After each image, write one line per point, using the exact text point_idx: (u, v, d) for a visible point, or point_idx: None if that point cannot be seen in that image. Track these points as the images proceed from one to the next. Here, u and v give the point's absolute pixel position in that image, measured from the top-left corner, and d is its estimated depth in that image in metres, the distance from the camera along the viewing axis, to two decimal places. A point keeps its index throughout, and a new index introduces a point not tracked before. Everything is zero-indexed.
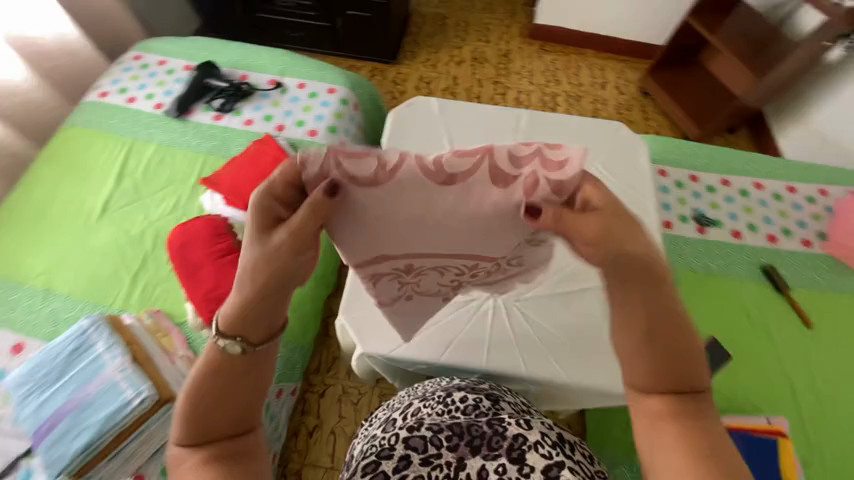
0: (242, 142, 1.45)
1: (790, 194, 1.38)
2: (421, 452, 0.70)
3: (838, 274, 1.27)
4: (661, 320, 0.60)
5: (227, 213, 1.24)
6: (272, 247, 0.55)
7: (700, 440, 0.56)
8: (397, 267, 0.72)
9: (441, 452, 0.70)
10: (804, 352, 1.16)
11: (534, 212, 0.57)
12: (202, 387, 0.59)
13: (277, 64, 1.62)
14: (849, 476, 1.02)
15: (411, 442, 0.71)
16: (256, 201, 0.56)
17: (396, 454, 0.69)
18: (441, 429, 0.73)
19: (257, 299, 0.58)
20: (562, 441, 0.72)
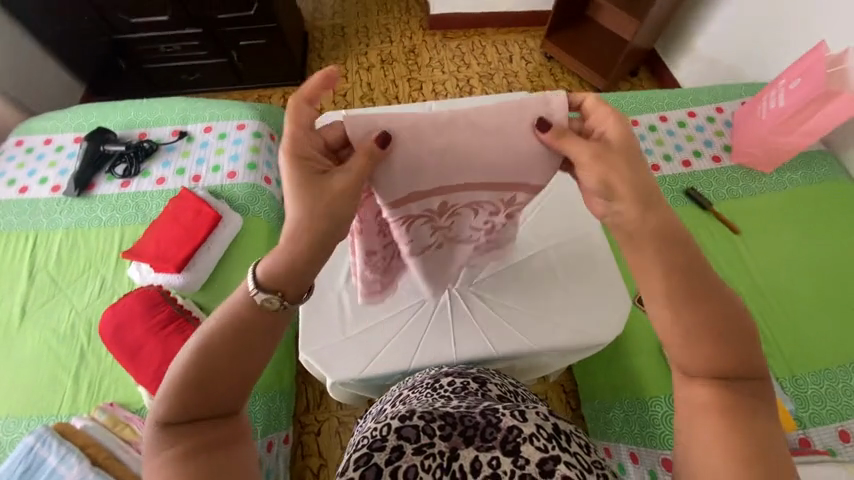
0: (159, 203, 1.36)
1: (692, 119, 1.50)
2: (414, 441, 0.64)
3: (749, 180, 1.39)
4: (680, 287, 0.55)
5: (158, 280, 1.16)
6: (331, 188, 0.58)
7: (727, 401, 0.52)
8: (431, 207, 0.73)
9: (434, 441, 0.64)
10: (738, 255, 1.27)
11: (544, 126, 0.64)
12: (212, 346, 0.53)
13: (177, 113, 1.54)
14: (804, 354, 1.12)
15: (404, 432, 0.65)
16: (301, 145, 0.59)
17: (388, 446, 0.63)
18: (435, 419, 0.67)
19: (303, 249, 0.57)
20: (558, 433, 0.66)
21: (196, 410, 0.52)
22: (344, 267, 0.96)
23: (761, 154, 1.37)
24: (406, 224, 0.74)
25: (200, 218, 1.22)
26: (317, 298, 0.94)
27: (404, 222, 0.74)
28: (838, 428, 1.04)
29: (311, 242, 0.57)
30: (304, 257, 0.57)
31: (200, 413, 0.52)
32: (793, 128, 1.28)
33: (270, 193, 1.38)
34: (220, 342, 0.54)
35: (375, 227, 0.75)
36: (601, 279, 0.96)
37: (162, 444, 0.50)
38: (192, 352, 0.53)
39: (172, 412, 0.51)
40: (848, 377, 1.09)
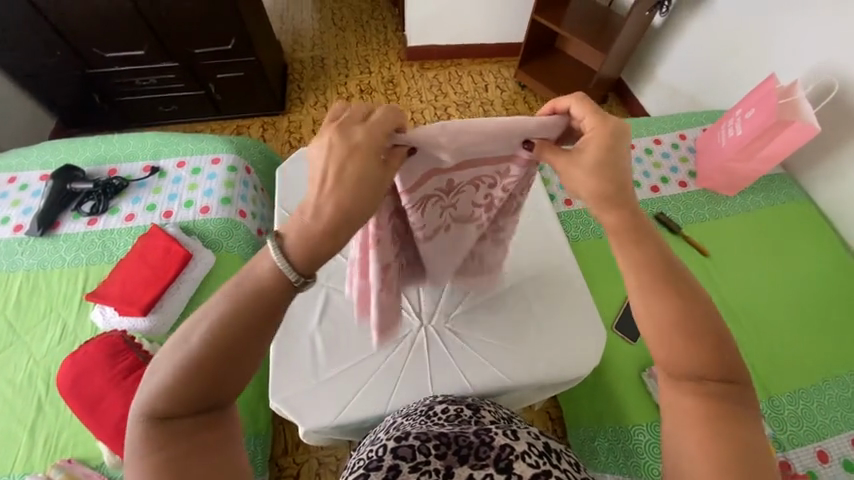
0: (127, 240, 1.32)
1: (658, 146, 1.56)
2: (410, 460, 0.62)
3: (714, 203, 1.44)
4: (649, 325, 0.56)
5: (123, 325, 1.11)
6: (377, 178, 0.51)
7: None
8: (439, 188, 0.69)
9: (430, 459, 0.62)
10: (709, 278, 1.30)
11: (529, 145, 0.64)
12: (219, 333, 0.47)
13: (149, 148, 1.51)
14: (778, 375, 1.14)
15: (400, 451, 0.63)
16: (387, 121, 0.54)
17: (385, 465, 0.61)
18: (430, 438, 0.65)
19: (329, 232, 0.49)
20: (548, 450, 0.64)
21: (183, 410, 0.47)
22: (318, 308, 0.95)
23: (723, 178, 1.42)
24: (421, 208, 0.71)
25: (169, 256, 1.19)
26: (290, 340, 0.91)
27: (417, 206, 0.70)
28: (816, 449, 1.04)
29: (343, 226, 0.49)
30: (324, 238, 0.48)
31: (185, 411, 0.47)
32: (752, 154, 1.33)
33: (245, 228, 1.35)
34: (219, 329, 0.47)
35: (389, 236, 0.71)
36: (575, 311, 0.97)
37: (147, 443, 0.46)
38: (191, 340, 0.47)
39: (162, 408, 0.46)
40: (821, 397, 1.11)
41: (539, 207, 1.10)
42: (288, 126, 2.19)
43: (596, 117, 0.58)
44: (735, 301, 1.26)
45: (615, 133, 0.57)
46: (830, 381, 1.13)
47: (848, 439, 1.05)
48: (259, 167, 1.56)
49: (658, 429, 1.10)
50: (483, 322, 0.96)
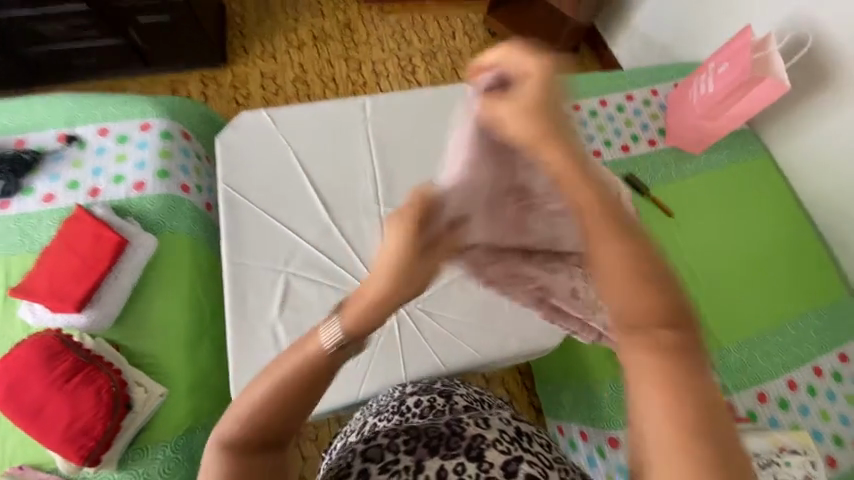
0: (50, 225, 1.15)
1: (630, 102, 1.50)
2: (378, 462, 0.61)
3: (681, 161, 1.42)
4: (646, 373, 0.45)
5: (57, 323, 1.01)
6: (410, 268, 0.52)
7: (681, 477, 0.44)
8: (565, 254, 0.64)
9: (398, 457, 0.61)
10: (671, 237, 1.32)
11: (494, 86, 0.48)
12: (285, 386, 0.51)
13: (62, 114, 1.29)
14: (728, 330, 1.21)
15: (368, 454, 0.62)
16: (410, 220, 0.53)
17: (354, 471, 0.60)
18: (398, 434, 0.64)
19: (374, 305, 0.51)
20: (519, 435, 0.65)
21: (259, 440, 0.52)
22: (277, 300, 0.86)
23: (692, 137, 1.40)
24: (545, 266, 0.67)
25: (100, 244, 1.07)
26: (251, 333, 0.84)
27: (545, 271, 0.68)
28: (758, 391, 1.14)
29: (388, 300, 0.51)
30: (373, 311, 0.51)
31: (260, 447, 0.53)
32: (719, 113, 1.33)
33: (188, 204, 1.21)
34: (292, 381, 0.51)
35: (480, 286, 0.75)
36: None
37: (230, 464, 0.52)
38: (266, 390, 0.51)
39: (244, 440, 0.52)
40: (765, 345, 1.20)
41: None
42: (233, 80, 1.93)
43: (528, 84, 0.45)
44: (696, 257, 1.30)
45: (552, 98, 0.45)
46: (774, 330, 1.22)
47: (785, 381, 1.16)
48: (200, 131, 1.37)
49: (622, 385, 1.13)
50: (455, 299, 0.93)
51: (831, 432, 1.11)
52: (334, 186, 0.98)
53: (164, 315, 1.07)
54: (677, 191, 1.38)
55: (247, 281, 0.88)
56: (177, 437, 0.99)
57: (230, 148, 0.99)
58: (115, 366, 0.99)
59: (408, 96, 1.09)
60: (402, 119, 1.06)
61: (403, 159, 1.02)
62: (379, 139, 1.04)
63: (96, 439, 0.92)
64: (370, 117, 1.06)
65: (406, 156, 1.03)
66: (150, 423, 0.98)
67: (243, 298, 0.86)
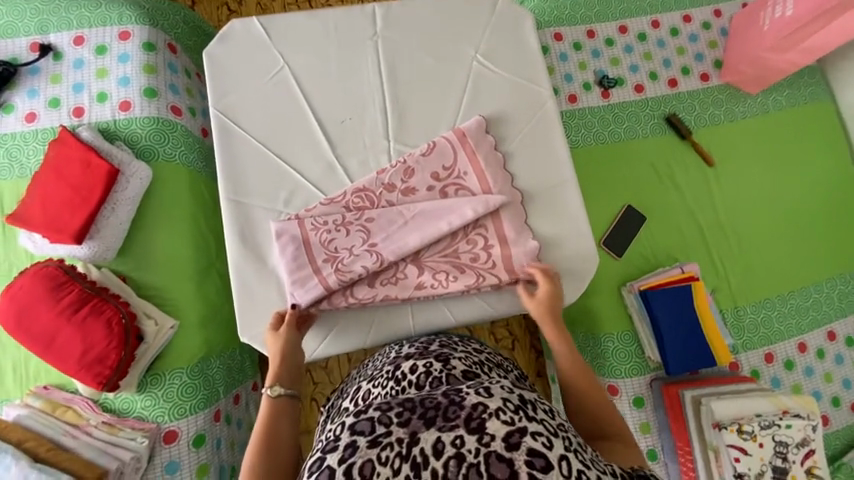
0: (37, 148, 1.07)
1: (687, 25, 1.27)
2: (368, 435, 0.55)
3: (732, 101, 1.25)
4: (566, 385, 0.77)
5: (59, 253, 0.99)
6: (284, 338, 0.76)
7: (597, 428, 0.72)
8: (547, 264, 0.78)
9: (391, 429, 0.55)
10: (706, 187, 1.20)
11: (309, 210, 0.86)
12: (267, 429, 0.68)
13: (29, 16, 1.12)
14: (748, 289, 1.16)
15: (358, 426, 0.57)
16: (274, 324, 0.78)
17: (342, 444, 0.56)
18: (392, 406, 0.58)
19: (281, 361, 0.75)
20: (524, 402, 0.58)
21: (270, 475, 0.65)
22: (275, 242, 0.79)
23: (752, 73, 1.20)
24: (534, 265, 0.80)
25: (91, 172, 0.99)
26: (252, 274, 0.80)
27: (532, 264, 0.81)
28: (766, 351, 1.14)
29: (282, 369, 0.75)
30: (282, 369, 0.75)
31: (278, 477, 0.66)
32: (791, 46, 1.09)
33: (181, 128, 1.11)
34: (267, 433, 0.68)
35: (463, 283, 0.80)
36: (567, 235, 0.86)
37: None
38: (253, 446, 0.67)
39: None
40: (784, 307, 1.16)
41: (543, 107, 0.90)
42: None
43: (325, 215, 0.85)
44: (730, 210, 1.19)
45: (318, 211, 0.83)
46: (795, 292, 1.17)
47: (796, 343, 1.15)
48: (186, 43, 1.21)
49: (629, 338, 1.10)
50: None
51: (829, 393, 1.13)
52: (340, 115, 0.86)
53: (167, 247, 1.04)
54: (719, 134, 1.23)
55: (246, 219, 0.82)
56: (192, 364, 1.02)
57: (220, 67, 0.86)
58: (122, 298, 0.99)
59: (425, 8, 0.91)
60: (419, 36, 0.90)
61: (418, 86, 0.89)
62: (390, 61, 0.89)
63: (112, 367, 0.93)
64: (381, 32, 0.90)
65: (422, 83, 0.89)
66: (164, 352, 1.01)
67: (239, 237, 0.81)
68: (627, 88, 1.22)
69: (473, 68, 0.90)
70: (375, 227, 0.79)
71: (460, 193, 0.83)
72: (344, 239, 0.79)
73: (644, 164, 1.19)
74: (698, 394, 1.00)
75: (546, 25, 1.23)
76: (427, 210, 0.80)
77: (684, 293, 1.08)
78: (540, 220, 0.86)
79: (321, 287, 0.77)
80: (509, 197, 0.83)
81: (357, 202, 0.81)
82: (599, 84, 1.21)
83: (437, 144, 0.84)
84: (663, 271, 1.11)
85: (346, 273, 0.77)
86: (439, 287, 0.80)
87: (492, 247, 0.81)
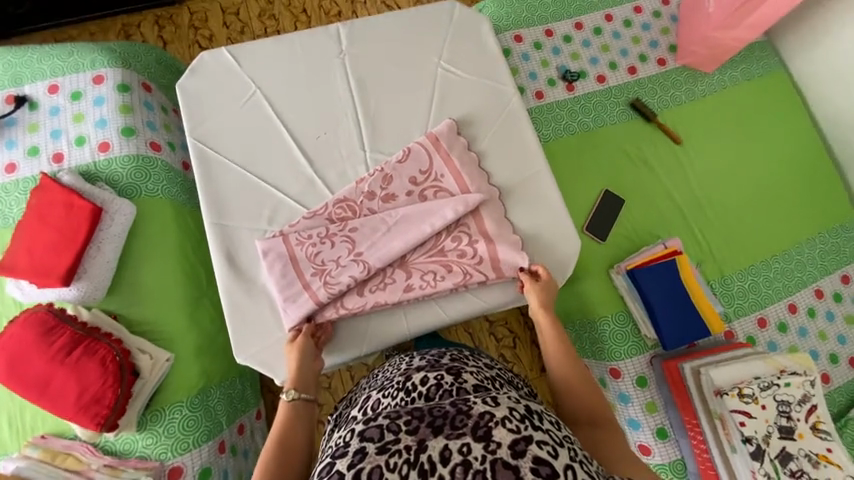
0: (19, 197, 1.07)
1: (638, 15, 1.34)
2: (377, 441, 0.56)
3: (691, 82, 1.31)
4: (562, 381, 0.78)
5: (47, 298, 0.99)
6: (299, 346, 0.77)
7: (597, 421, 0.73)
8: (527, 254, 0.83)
9: (399, 436, 0.56)
10: (678, 165, 1.24)
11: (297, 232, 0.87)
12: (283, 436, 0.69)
13: (4, 71, 1.15)
14: (732, 257, 1.19)
15: (367, 433, 0.57)
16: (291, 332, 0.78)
17: (351, 450, 0.56)
18: (401, 414, 0.59)
19: (297, 370, 0.75)
20: (530, 412, 0.59)
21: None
22: (262, 260, 0.81)
23: (705, 53, 1.26)
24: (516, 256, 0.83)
25: (74, 214, 1.00)
26: (242, 295, 0.81)
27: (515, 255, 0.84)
28: (758, 317, 1.16)
29: (299, 378, 0.75)
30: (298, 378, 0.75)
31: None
32: (739, 21, 1.16)
33: (161, 163, 1.12)
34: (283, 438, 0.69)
35: (450, 282, 0.82)
36: (548, 224, 0.89)
37: None
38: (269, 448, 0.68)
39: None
40: (769, 271, 1.19)
41: (510, 104, 0.93)
42: (192, 19, 1.68)
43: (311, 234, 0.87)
44: (704, 184, 1.23)
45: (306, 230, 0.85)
46: (778, 256, 1.20)
47: (786, 305, 1.17)
48: (161, 81, 1.24)
49: (624, 319, 1.12)
50: None
51: (826, 350, 1.15)
52: (314, 132, 0.89)
53: (157, 280, 1.04)
54: (683, 114, 1.28)
55: (232, 240, 0.83)
56: (192, 397, 1.01)
57: (192, 99, 0.89)
58: (115, 336, 0.98)
59: (386, 23, 0.96)
60: (384, 50, 0.94)
61: (388, 96, 0.92)
62: (358, 76, 0.92)
63: (110, 407, 0.92)
64: (347, 50, 0.93)
65: (390, 93, 0.92)
66: (162, 386, 1.00)
67: (225, 257, 0.82)
68: (589, 80, 1.27)
69: (438, 75, 0.94)
70: (359, 236, 0.81)
71: (439, 194, 0.85)
72: (330, 250, 0.80)
73: (616, 150, 1.23)
74: (698, 365, 1.02)
75: (506, 29, 1.28)
76: (408, 214, 0.82)
77: (670, 269, 1.10)
78: (519, 211, 0.89)
79: (311, 300, 0.78)
80: (486, 194, 0.86)
81: (340, 213, 0.83)
82: (563, 78, 1.26)
83: (412, 149, 0.86)
84: (647, 249, 1.14)
85: (333, 284, 0.79)
86: (428, 287, 0.81)
87: (477, 243, 0.83)
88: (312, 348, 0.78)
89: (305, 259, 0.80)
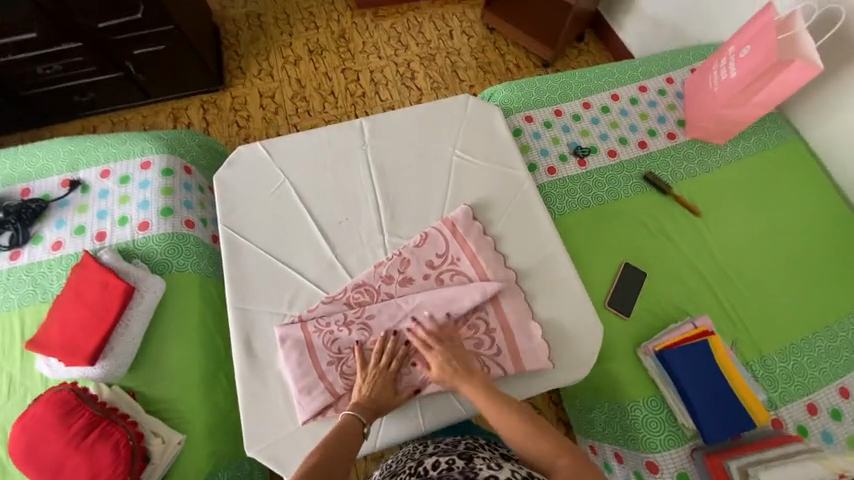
0: (60, 273, 1.15)
1: (644, 94, 1.40)
2: None
3: (703, 154, 1.32)
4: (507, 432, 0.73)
5: (72, 375, 1.01)
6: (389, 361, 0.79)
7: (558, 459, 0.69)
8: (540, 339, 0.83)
9: None
10: (699, 236, 1.22)
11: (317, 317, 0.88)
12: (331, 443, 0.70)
13: (65, 159, 1.28)
14: (770, 336, 1.11)
15: None
16: (385, 343, 0.80)
17: None
18: None
19: (375, 382, 0.77)
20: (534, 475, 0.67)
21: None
22: (280, 347, 0.81)
23: (714, 128, 1.30)
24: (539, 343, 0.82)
25: (108, 293, 1.05)
26: (258, 383, 0.80)
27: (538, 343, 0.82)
28: (806, 403, 1.05)
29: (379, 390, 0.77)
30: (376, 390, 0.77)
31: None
32: (743, 103, 1.21)
33: (193, 239, 1.19)
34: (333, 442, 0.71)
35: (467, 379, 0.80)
36: (566, 307, 0.87)
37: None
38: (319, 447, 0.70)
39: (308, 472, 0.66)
40: (812, 351, 1.10)
41: (523, 187, 0.97)
42: (233, 103, 1.88)
43: None
44: (728, 257, 1.20)
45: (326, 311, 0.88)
46: (821, 333, 1.12)
47: (837, 389, 1.07)
48: (200, 163, 1.36)
49: (656, 405, 1.03)
50: None
51: None
52: (336, 219, 0.94)
53: (177, 356, 1.06)
54: (699, 185, 1.28)
55: (251, 325, 0.84)
56: None
57: (227, 188, 0.96)
58: (131, 418, 0.98)
59: (406, 116, 1.04)
60: (403, 139, 1.01)
61: (407, 183, 0.97)
62: (379, 165, 0.99)
63: None
64: (368, 141, 1.01)
65: (409, 180, 0.97)
66: (171, 470, 0.98)
67: (244, 345, 0.83)
68: (600, 154, 1.31)
69: (453, 162, 0.99)
70: (374, 323, 0.82)
71: (456, 278, 0.86)
72: (347, 338, 0.81)
73: (634, 221, 1.23)
74: (743, 464, 0.95)
75: (518, 110, 1.37)
76: (426, 301, 0.83)
77: (703, 352, 1.04)
78: (537, 295, 0.88)
79: (327, 393, 0.78)
80: (503, 280, 0.86)
81: (358, 298, 0.85)
82: (574, 154, 1.30)
83: (429, 234, 0.89)
84: (675, 329, 1.09)
85: (350, 375, 0.80)
86: (445, 381, 0.79)
87: (495, 331, 0.82)
88: (403, 363, 0.80)
89: (322, 348, 0.81)
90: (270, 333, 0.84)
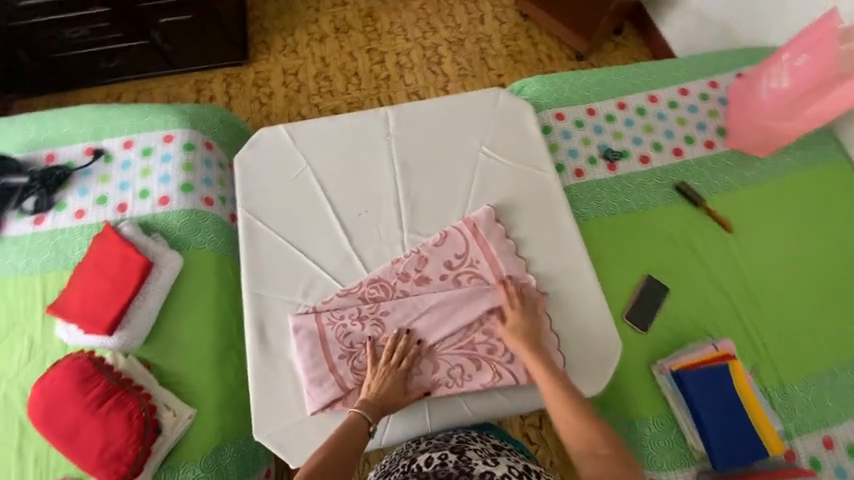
0: (82, 242, 1.16)
1: (684, 97, 1.33)
2: None
3: (741, 166, 1.25)
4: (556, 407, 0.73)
5: (90, 343, 1.04)
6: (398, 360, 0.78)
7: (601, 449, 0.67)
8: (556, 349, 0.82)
9: None
10: (728, 253, 1.17)
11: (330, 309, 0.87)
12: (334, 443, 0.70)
13: (90, 127, 1.29)
14: (793, 364, 1.07)
15: None
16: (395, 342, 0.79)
17: None
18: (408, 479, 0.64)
19: (383, 380, 0.77)
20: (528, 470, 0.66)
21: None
22: (292, 336, 0.81)
23: (756, 139, 1.23)
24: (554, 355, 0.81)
25: (127, 266, 1.07)
26: (269, 370, 0.81)
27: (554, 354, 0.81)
28: (823, 436, 1.02)
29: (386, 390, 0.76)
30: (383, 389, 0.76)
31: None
32: (797, 113, 1.15)
33: (211, 217, 1.19)
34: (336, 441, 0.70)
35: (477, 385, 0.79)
36: (584, 319, 0.85)
37: None
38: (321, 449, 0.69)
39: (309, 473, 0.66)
40: (835, 383, 1.06)
41: (550, 191, 0.93)
42: (256, 79, 1.85)
43: None
44: (756, 277, 1.15)
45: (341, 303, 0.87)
46: (847, 365, 1.07)
47: None
48: (221, 140, 1.34)
49: (666, 423, 1.01)
50: None
51: None
52: (356, 210, 0.92)
53: (191, 332, 1.07)
54: (734, 199, 1.22)
55: (266, 312, 0.84)
56: (207, 456, 1.00)
57: (247, 171, 0.94)
58: (144, 390, 1.00)
59: (434, 108, 1.00)
60: (429, 132, 0.98)
61: (430, 179, 0.94)
62: (403, 158, 0.96)
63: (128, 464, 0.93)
64: (393, 132, 0.98)
65: (432, 175, 0.94)
66: (181, 442, 1.00)
67: (257, 331, 0.83)
68: (632, 159, 1.26)
69: (480, 159, 0.96)
70: (388, 320, 0.81)
71: (473, 280, 0.84)
72: (360, 332, 0.81)
73: (660, 232, 1.18)
74: None
75: (548, 107, 1.31)
76: (442, 303, 0.82)
77: (720, 374, 1.01)
78: (556, 305, 0.85)
79: (336, 386, 0.78)
80: (522, 287, 0.83)
81: (373, 293, 0.83)
82: (604, 157, 1.25)
83: (449, 233, 0.86)
84: (691, 350, 1.05)
85: (361, 371, 0.80)
86: (455, 384, 0.79)
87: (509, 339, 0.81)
88: (413, 364, 0.79)
89: (334, 342, 0.80)
90: (283, 321, 0.84)
